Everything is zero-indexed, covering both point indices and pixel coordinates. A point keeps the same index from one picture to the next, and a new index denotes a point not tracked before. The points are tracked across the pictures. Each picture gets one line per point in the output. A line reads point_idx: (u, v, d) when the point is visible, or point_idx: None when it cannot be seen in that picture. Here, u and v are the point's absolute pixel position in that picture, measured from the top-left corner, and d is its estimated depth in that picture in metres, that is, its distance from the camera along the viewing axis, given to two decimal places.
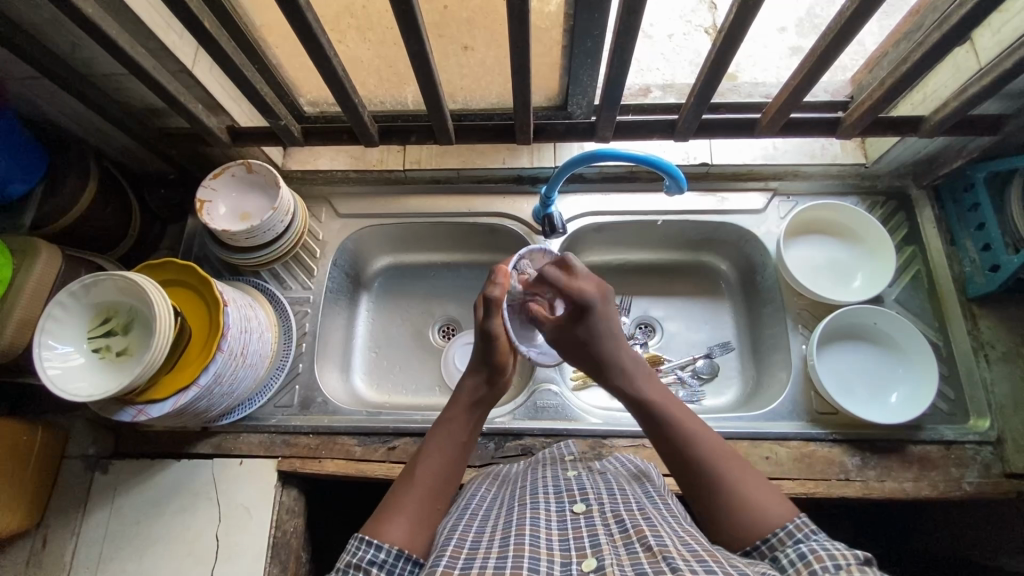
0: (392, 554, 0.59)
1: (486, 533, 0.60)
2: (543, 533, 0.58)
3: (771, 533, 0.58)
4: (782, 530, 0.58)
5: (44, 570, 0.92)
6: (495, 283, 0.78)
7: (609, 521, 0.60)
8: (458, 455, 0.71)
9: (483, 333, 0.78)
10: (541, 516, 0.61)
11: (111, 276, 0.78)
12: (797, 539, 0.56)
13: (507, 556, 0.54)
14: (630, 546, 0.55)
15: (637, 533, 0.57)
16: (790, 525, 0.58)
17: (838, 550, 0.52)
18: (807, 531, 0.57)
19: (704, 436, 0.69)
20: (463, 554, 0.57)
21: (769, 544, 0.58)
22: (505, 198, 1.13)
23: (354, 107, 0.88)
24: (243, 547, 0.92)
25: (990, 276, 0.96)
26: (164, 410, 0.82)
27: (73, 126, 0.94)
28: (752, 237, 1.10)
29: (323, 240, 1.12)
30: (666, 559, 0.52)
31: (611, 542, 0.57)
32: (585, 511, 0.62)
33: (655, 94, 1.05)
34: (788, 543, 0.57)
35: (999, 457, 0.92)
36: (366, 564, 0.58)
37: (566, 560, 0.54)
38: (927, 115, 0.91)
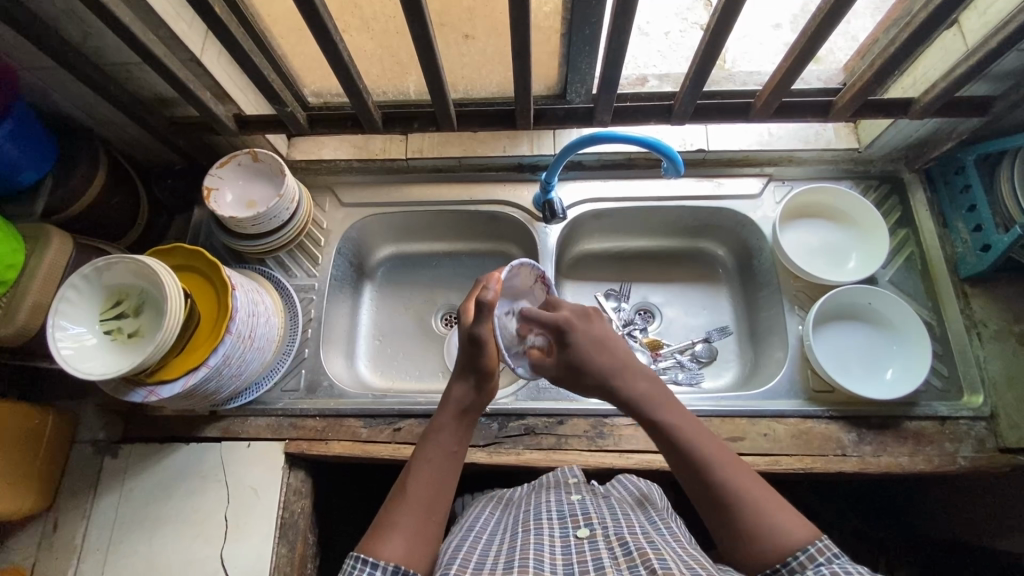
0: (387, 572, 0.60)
1: (492, 557, 0.63)
2: (547, 559, 0.61)
3: (792, 554, 0.59)
4: (803, 553, 0.58)
5: (56, 551, 0.94)
6: (489, 287, 0.69)
7: (613, 544, 0.62)
8: (449, 465, 0.70)
9: (472, 339, 0.71)
10: (546, 541, 0.64)
11: (123, 259, 0.80)
12: (819, 563, 0.57)
13: None
14: (634, 569, 0.57)
15: (641, 556, 0.58)
16: (813, 548, 0.59)
17: None
18: (830, 554, 0.57)
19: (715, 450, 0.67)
20: None
21: (790, 566, 0.58)
22: (505, 185, 1.16)
23: (358, 93, 0.90)
24: (252, 528, 0.93)
25: (980, 256, 0.98)
26: (174, 391, 0.83)
27: (83, 116, 0.96)
28: (749, 222, 1.12)
29: (327, 229, 1.14)
30: None
31: (614, 565, 0.59)
32: (589, 535, 0.65)
33: (653, 83, 1.09)
34: (810, 566, 0.57)
35: (993, 432, 0.93)
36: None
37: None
38: (916, 97, 0.93)
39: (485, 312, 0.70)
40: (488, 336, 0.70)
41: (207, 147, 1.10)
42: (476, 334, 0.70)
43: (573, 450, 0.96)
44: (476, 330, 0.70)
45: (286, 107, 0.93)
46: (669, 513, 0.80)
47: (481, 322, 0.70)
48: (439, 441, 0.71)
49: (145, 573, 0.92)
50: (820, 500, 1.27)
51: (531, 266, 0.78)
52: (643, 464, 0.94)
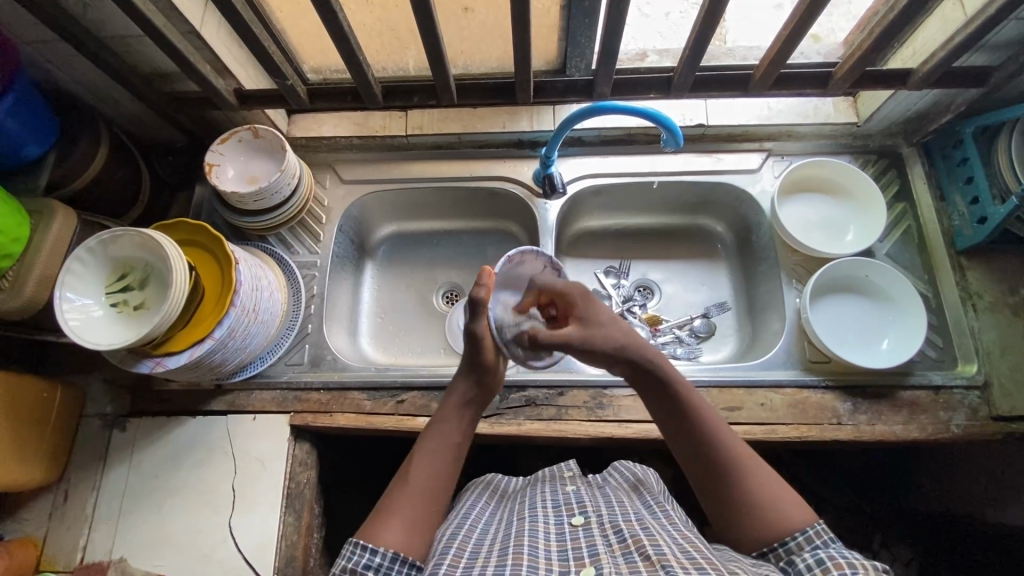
0: (388, 559, 0.62)
1: (486, 544, 0.64)
2: (542, 545, 0.62)
3: (792, 536, 0.61)
4: (802, 535, 0.61)
5: (66, 522, 0.96)
6: (479, 285, 0.75)
7: (607, 531, 0.64)
8: (452, 455, 0.73)
9: (471, 335, 0.77)
10: (541, 528, 0.65)
11: (128, 232, 0.81)
12: (816, 545, 0.60)
13: (507, 564, 0.58)
14: (629, 555, 0.59)
15: (635, 543, 0.60)
16: (809, 531, 0.61)
17: (858, 561, 0.56)
18: (826, 538, 0.60)
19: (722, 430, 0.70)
20: (463, 563, 0.61)
21: (786, 548, 0.61)
22: (505, 162, 1.16)
23: (358, 66, 0.89)
24: (259, 497, 0.95)
25: (977, 228, 0.99)
26: (181, 362, 0.84)
27: (84, 92, 0.97)
28: (747, 197, 1.12)
29: (328, 206, 1.14)
30: (664, 568, 0.55)
31: (609, 551, 0.61)
32: (583, 522, 0.66)
33: (652, 58, 1.08)
34: (806, 548, 0.60)
35: (986, 401, 0.95)
36: (361, 568, 0.61)
37: (565, 569, 0.58)
38: (915, 68, 0.93)
39: (480, 306, 0.76)
40: (485, 331, 0.76)
41: (208, 124, 1.11)
42: (471, 328, 0.76)
43: (573, 420, 0.97)
44: (474, 326, 0.77)
45: (286, 80, 0.93)
46: (666, 497, 0.81)
47: (477, 318, 0.76)
48: (442, 433, 0.74)
49: (154, 542, 0.94)
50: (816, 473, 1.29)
51: (529, 262, 0.83)
52: (642, 433, 0.96)
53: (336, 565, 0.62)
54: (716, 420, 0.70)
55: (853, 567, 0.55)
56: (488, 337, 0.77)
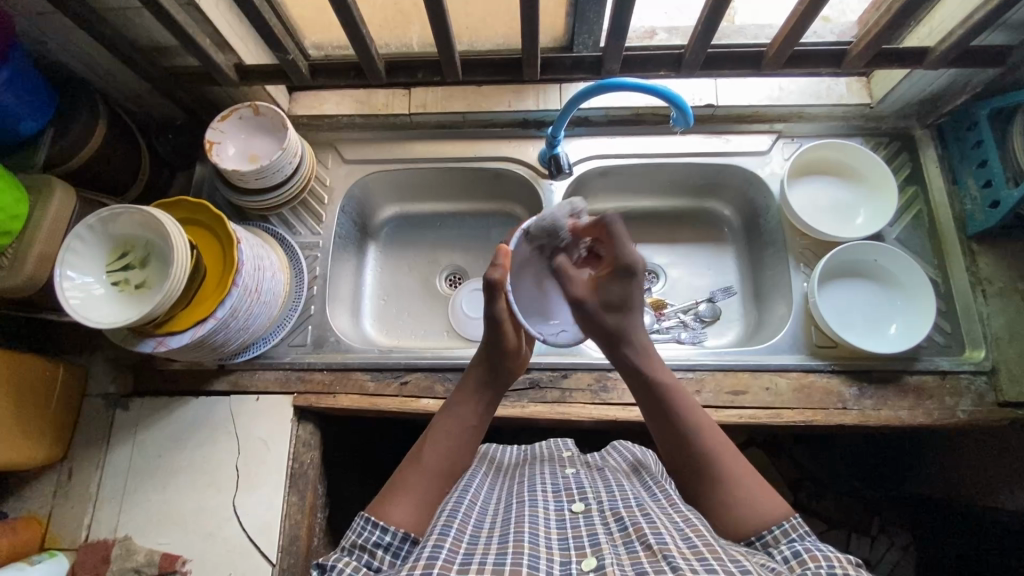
0: (398, 537, 0.63)
1: (486, 529, 0.63)
2: (542, 532, 0.61)
3: (769, 527, 0.61)
4: (777, 529, 0.61)
5: (71, 500, 0.96)
6: (494, 266, 0.76)
7: (608, 518, 0.63)
8: (469, 438, 0.75)
9: (493, 320, 0.78)
10: (540, 513, 0.64)
11: (128, 210, 0.80)
12: (792, 539, 0.60)
13: (506, 553, 0.56)
14: (630, 545, 0.58)
15: (636, 531, 0.59)
16: (785, 525, 0.61)
17: (831, 553, 0.55)
18: (802, 531, 0.60)
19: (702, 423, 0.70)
20: (463, 548, 0.59)
21: (764, 540, 0.61)
22: (510, 142, 1.14)
23: (361, 40, 0.87)
24: (262, 477, 0.95)
25: (989, 212, 0.97)
26: (183, 342, 0.84)
27: (82, 67, 0.95)
28: (756, 180, 1.10)
29: (330, 186, 1.13)
30: (666, 558, 0.54)
31: (610, 540, 0.60)
32: (584, 510, 0.66)
33: (661, 36, 1.05)
34: (783, 541, 0.60)
35: (993, 386, 0.94)
36: (371, 545, 0.62)
37: (566, 559, 0.57)
38: (932, 47, 0.91)
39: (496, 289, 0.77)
40: (503, 313, 0.77)
41: (208, 101, 1.09)
42: (491, 312, 0.77)
43: (577, 403, 0.97)
44: (492, 309, 0.78)
45: (287, 55, 0.91)
46: (665, 477, 0.81)
47: (494, 301, 0.77)
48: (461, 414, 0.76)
49: (159, 520, 0.94)
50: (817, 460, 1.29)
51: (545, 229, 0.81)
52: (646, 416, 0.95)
53: (345, 539, 0.62)
54: (697, 412, 0.71)
55: (828, 559, 0.54)
56: (506, 318, 0.78)
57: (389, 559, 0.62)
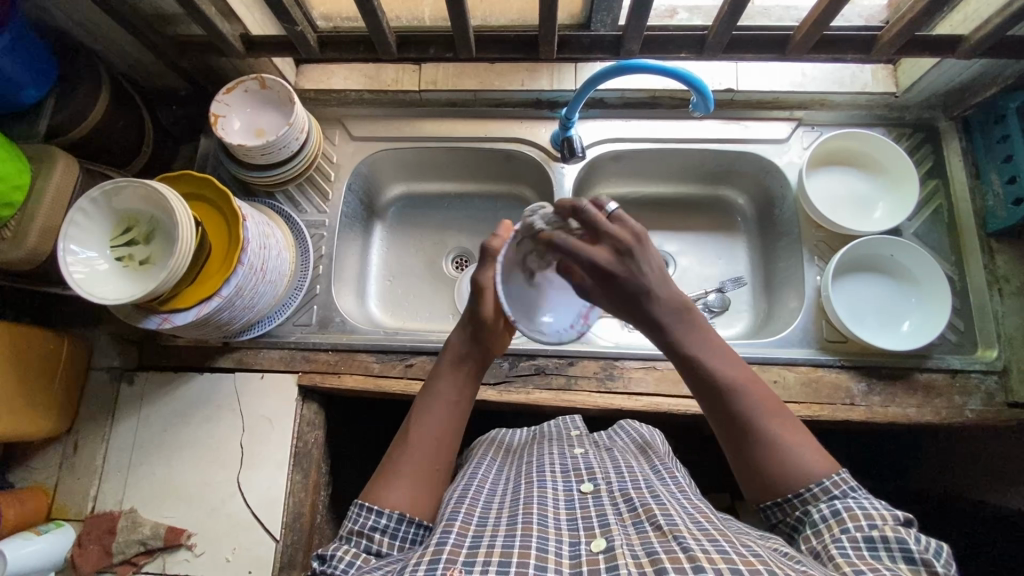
0: (393, 519, 0.63)
1: (495, 510, 0.63)
2: (551, 513, 0.61)
3: (808, 485, 0.60)
4: (818, 486, 0.60)
5: (76, 472, 0.97)
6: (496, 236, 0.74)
7: (618, 500, 0.63)
8: (453, 414, 0.71)
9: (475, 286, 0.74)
10: (549, 494, 0.65)
11: (132, 183, 0.78)
12: (833, 496, 0.59)
13: (515, 533, 0.56)
14: (640, 525, 0.57)
15: (646, 512, 0.59)
16: (828, 481, 0.60)
17: (875, 511, 0.56)
18: (846, 488, 0.59)
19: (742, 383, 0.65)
20: (471, 530, 0.58)
21: (802, 498, 0.60)
22: (522, 123, 1.11)
23: (372, 12, 0.84)
24: (267, 455, 0.96)
25: (1012, 209, 0.95)
26: (188, 319, 0.83)
27: (84, 33, 0.92)
28: (774, 169, 1.08)
29: (337, 163, 1.10)
30: (677, 539, 0.53)
31: (619, 521, 0.59)
32: (593, 490, 0.66)
33: (682, 16, 1.01)
34: (823, 499, 0.59)
35: (1004, 386, 0.94)
36: (368, 531, 0.62)
37: (575, 539, 0.56)
38: (966, 35, 0.88)
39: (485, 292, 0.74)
40: (487, 281, 0.73)
41: (214, 72, 1.06)
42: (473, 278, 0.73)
43: (582, 391, 0.97)
44: (479, 275, 0.74)
45: (295, 26, 0.88)
46: (671, 458, 0.82)
47: (483, 268, 0.74)
48: (441, 390, 0.72)
49: (164, 493, 0.95)
50: None
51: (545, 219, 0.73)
52: (652, 406, 0.95)
53: (342, 527, 0.62)
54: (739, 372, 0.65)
55: (870, 518, 0.55)
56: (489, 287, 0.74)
57: (389, 541, 0.62)
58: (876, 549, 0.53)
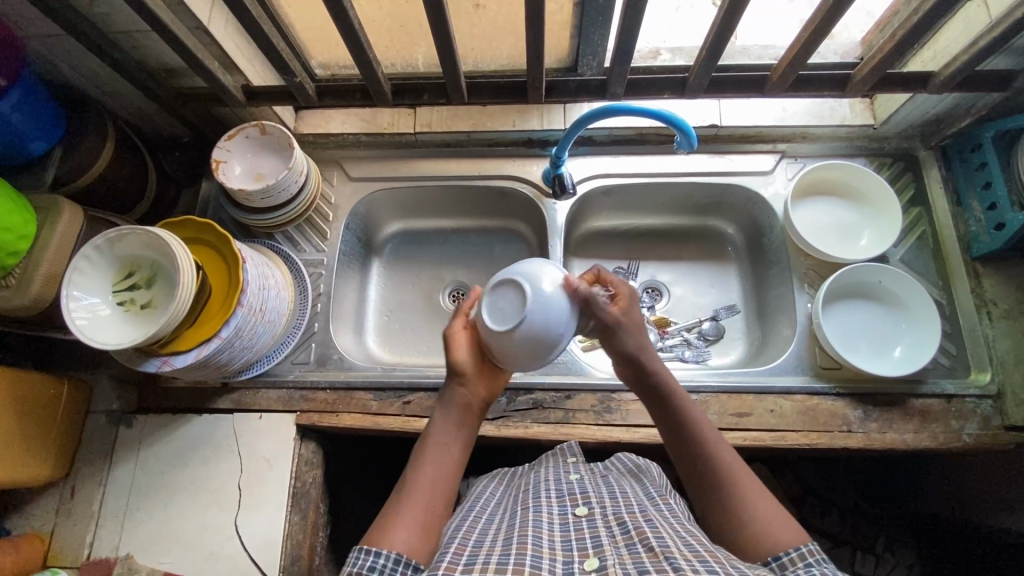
0: (390, 561, 0.61)
1: (490, 534, 0.63)
2: (546, 535, 0.61)
3: (785, 550, 0.60)
4: (795, 551, 0.60)
5: (73, 518, 0.96)
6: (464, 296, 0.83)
7: (611, 523, 0.63)
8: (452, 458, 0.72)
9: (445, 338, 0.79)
10: (544, 518, 0.64)
11: (136, 231, 0.81)
12: (809, 562, 0.58)
13: (510, 554, 0.57)
14: (633, 546, 0.57)
15: (639, 535, 0.59)
16: (802, 549, 0.60)
17: None
18: (819, 556, 0.59)
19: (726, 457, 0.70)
20: (466, 552, 0.59)
21: (780, 561, 0.60)
22: (514, 161, 1.15)
23: (368, 63, 0.88)
24: (266, 495, 0.95)
25: (994, 234, 0.97)
26: (187, 362, 0.84)
27: (92, 87, 0.96)
28: (760, 200, 1.11)
29: (335, 204, 1.13)
30: (667, 559, 0.54)
31: (612, 542, 0.59)
32: (587, 513, 0.65)
33: (665, 57, 1.06)
34: (799, 564, 0.59)
35: (999, 410, 0.94)
36: (366, 571, 0.59)
37: (568, 558, 0.57)
38: (936, 71, 0.92)
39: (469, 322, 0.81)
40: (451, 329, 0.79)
41: (217, 120, 1.10)
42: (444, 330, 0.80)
43: (579, 424, 0.97)
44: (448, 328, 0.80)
45: (294, 77, 0.92)
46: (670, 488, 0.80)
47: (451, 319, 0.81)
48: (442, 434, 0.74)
49: (161, 538, 0.94)
50: (822, 481, 1.28)
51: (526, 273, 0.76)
52: (650, 438, 0.95)
53: (341, 570, 0.60)
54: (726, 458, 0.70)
55: None
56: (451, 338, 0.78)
57: None
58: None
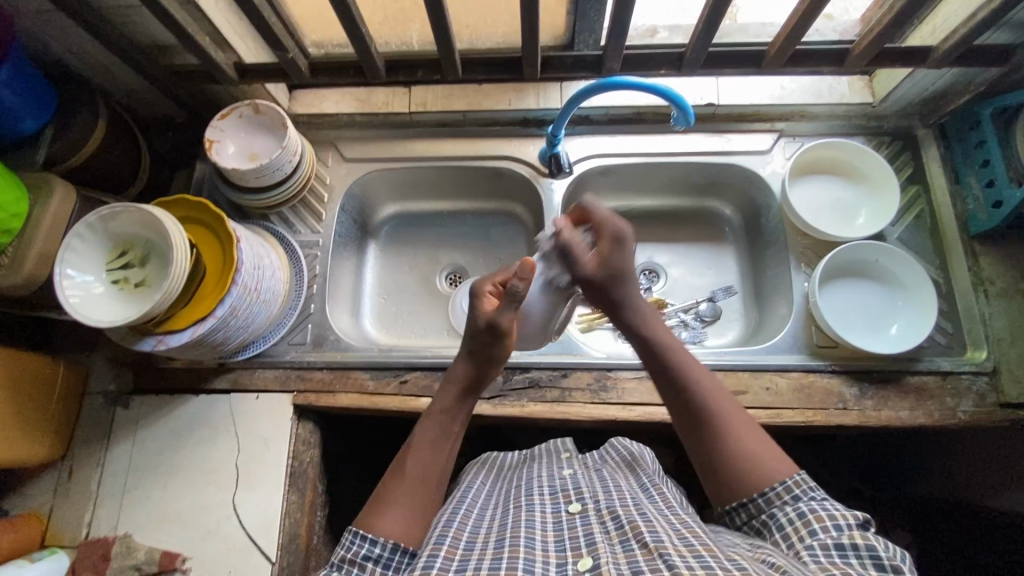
0: (388, 548, 0.62)
1: (483, 534, 0.63)
2: (538, 536, 0.61)
3: (771, 485, 0.63)
4: (780, 485, 0.62)
5: (71, 498, 0.96)
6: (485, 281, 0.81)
7: (604, 518, 0.63)
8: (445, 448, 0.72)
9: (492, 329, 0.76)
10: (537, 518, 0.64)
11: (128, 208, 0.80)
12: (794, 495, 0.61)
13: (502, 556, 0.56)
14: (627, 543, 0.57)
15: (633, 529, 0.59)
16: (790, 481, 0.63)
17: (838, 512, 0.58)
18: (805, 487, 0.61)
19: (719, 396, 0.70)
20: (458, 556, 0.58)
21: (766, 498, 0.62)
22: (511, 141, 1.14)
23: (361, 38, 0.87)
24: (263, 474, 0.96)
25: (992, 212, 0.97)
26: (183, 340, 0.83)
27: (82, 65, 0.95)
28: (758, 179, 1.10)
29: (330, 185, 1.13)
30: (662, 556, 0.53)
31: (607, 539, 0.59)
32: (580, 510, 0.65)
33: (662, 35, 1.05)
34: (785, 500, 0.61)
35: (995, 387, 0.94)
36: (361, 559, 0.61)
37: (561, 560, 0.57)
38: (935, 45, 0.91)
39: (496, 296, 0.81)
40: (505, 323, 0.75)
41: (209, 99, 1.09)
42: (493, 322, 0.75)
43: (576, 403, 0.97)
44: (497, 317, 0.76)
45: (287, 54, 0.91)
46: (663, 475, 0.82)
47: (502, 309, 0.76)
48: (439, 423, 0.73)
49: (158, 516, 0.95)
50: (819, 462, 1.28)
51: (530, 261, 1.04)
52: (646, 416, 0.95)
53: (334, 554, 0.62)
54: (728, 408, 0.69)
55: (833, 518, 0.57)
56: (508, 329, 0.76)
57: (382, 571, 0.61)
58: (846, 554, 0.54)
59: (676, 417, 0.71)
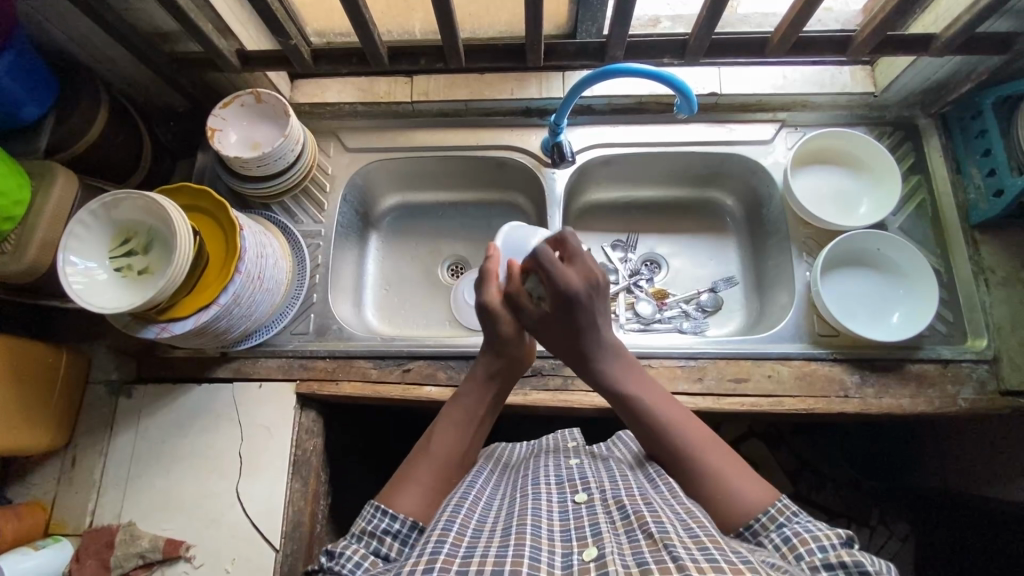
0: (406, 525, 0.63)
1: (489, 523, 0.62)
2: (544, 524, 0.61)
3: (756, 516, 0.62)
4: (764, 515, 0.62)
5: (75, 486, 0.96)
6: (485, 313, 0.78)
7: (610, 508, 0.63)
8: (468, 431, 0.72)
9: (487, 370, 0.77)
10: (543, 507, 0.64)
11: (132, 195, 0.80)
12: (780, 522, 0.61)
13: (508, 545, 0.56)
14: (632, 534, 0.57)
15: (638, 519, 0.59)
16: (773, 508, 0.63)
17: (822, 532, 0.58)
18: (789, 513, 0.62)
19: (684, 420, 0.71)
20: (465, 542, 0.58)
21: (752, 529, 0.62)
22: (512, 130, 1.13)
23: (364, 24, 0.87)
24: (267, 462, 0.96)
25: (994, 201, 0.97)
26: (186, 328, 0.84)
27: (83, 53, 0.94)
28: (760, 169, 1.10)
29: (332, 174, 1.12)
30: (667, 547, 0.53)
31: (612, 529, 0.59)
32: (586, 500, 0.66)
33: (665, 25, 1.05)
34: (772, 527, 0.61)
35: (995, 375, 0.95)
36: (380, 532, 0.62)
37: (567, 550, 0.57)
38: (938, 33, 0.91)
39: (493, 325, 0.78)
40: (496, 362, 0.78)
41: (210, 88, 1.09)
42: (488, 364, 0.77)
43: (579, 391, 0.97)
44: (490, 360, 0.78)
45: (291, 41, 0.91)
46: None
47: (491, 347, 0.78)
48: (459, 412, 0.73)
49: (162, 504, 0.95)
50: (819, 452, 1.29)
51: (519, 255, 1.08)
52: None
53: (354, 525, 0.63)
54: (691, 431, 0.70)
55: (818, 539, 0.58)
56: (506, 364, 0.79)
57: (398, 547, 0.62)
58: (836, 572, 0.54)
59: (648, 446, 0.72)
